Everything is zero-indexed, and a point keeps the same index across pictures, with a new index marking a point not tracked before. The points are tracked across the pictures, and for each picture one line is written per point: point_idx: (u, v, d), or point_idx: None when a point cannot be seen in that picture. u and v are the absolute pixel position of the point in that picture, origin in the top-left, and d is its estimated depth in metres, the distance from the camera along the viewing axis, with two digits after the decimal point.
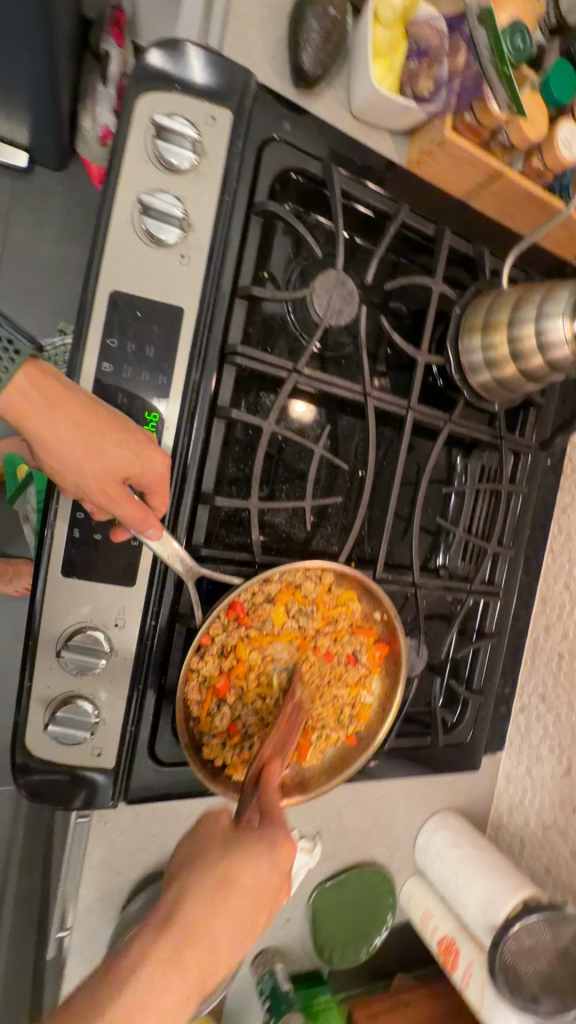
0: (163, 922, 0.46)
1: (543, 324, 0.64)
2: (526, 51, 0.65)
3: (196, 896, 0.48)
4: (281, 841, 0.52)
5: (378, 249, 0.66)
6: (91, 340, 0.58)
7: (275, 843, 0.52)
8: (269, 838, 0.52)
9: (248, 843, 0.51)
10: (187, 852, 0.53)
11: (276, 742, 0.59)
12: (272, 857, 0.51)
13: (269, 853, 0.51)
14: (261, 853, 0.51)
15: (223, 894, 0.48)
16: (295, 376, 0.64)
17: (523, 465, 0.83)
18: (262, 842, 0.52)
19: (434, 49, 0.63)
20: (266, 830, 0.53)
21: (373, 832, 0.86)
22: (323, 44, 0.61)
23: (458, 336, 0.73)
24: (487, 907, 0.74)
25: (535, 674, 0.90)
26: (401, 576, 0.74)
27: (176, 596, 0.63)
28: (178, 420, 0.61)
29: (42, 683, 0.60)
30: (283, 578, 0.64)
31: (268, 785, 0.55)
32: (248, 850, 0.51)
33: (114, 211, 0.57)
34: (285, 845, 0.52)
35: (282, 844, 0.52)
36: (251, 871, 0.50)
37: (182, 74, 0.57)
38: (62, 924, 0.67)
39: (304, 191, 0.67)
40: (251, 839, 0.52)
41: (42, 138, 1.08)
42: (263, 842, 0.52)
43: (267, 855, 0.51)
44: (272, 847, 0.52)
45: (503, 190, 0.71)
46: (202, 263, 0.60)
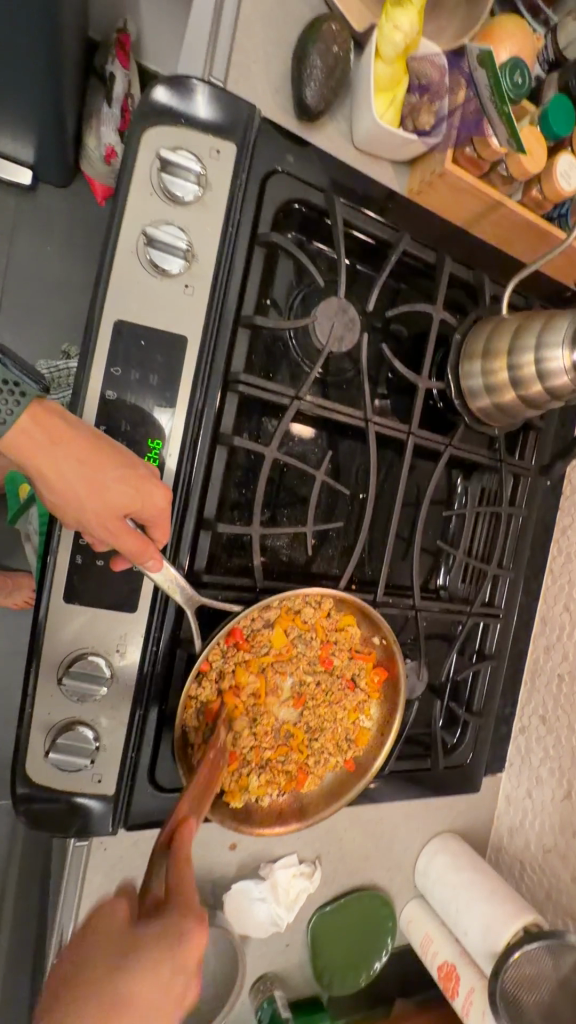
0: None
1: (542, 353, 0.65)
2: (524, 88, 0.66)
3: None
4: (187, 933, 0.40)
5: (379, 279, 0.67)
6: (96, 368, 0.58)
7: (181, 929, 0.40)
8: (173, 930, 0.40)
9: (143, 949, 0.38)
10: (55, 1011, 0.35)
11: (192, 799, 0.55)
12: (174, 962, 0.38)
13: (171, 951, 0.38)
14: (159, 968, 0.38)
15: None
16: (296, 403, 0.64)
17: (523, 487, 0.83)
18: (161, 944, 0.39)
19: (434, 86, 0.65)
20: (172, 918, 0.41)
21: (373, 856, 0.86)
22: (326, 80, 0.62)
23: (458, 363, 0.74)
24: (487, 934, 0.74)
25: (535, 696, 0.90)
26: (402, 599, 0.74)
27: (176, 622, 0.63)
28: (181, 444, 0.61)
29: (43, 710, 0.60)
30: (283, 604, 0.64)
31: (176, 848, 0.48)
32: (146, 962, 0.38)
33: (119, 244, 0.58)
34: (192, 937, 0.39)
35: (186, 937, 0.40)
36: (145, 972, 0.37)
37: (187, 110, 0.58)
38: (60, 952, 0.66)
39: (307, 221, 0.68)
40: (147, 941, 0.39)
41: (46, 159, 1.10)
42: (157, 949, 0.38)
43: (169, 959, 0.38)
44: (171, 951, 0.38)
45: (503, 218, 0.72)
46: (206, 292, 0.61)
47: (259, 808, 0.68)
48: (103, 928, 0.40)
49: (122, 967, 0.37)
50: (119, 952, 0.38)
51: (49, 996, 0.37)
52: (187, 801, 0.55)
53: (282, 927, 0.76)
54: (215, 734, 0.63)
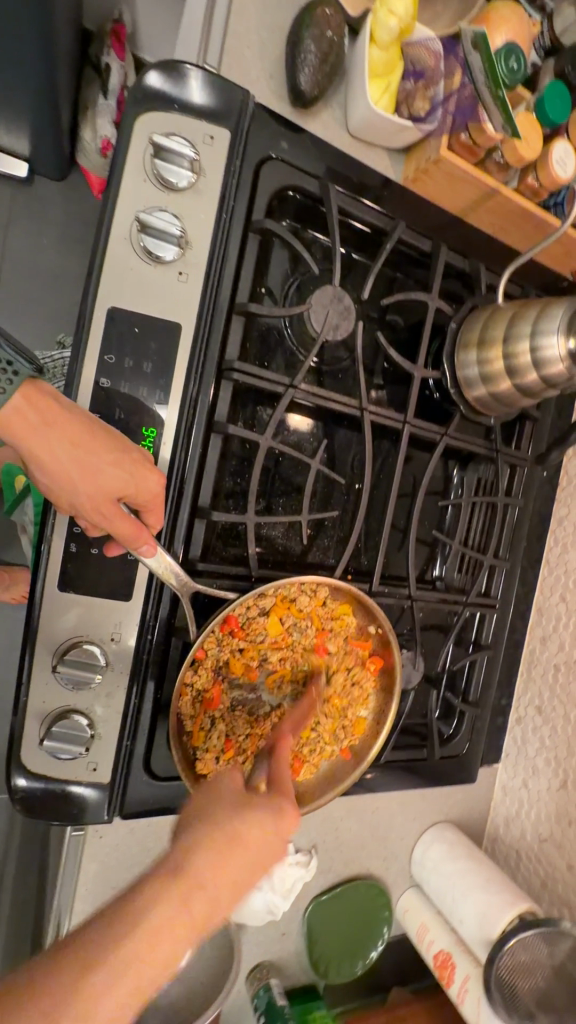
0: (161, 871, 0.42)
1: (538, 342, 0.64)
2: (520, 73, 0.66)
3: (191, 871, 0.42)
4: (286, 809, 0.49)
5: (374, 266, 0.67)
6: (89, 355, 0.58)
7: (283, 809, 0.48)
8: (277, 809, 0.48)
9: (259, 804, 0.48)
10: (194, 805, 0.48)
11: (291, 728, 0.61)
12: (278, 824, 0.47)
13: (273, 813, 0.47)
14: (267, 818, 0.47)
15: (228, 855, 0.43)
16: (291, 391, 0.64)
17: (519, 478, 0.83)
18: (272, 807, 0.48)
19: (429, 72, 0.64)
20: (274, 798, 0.49)
21: (369, 845, 0.86)
22: (320, 66, 0.62)
23: (453, 352, 0.73)
24: (482, 921, 0.74)
25: (531, 686, 0.91)
26: (398, 589, 0.74)
27: (171, 610, 0.63)
28: (176, 432, 0.61)
29: (37, 698, 0.60)
30: (278, 592, 0.64)
31: (277, 753, 0.56)
32: (257, 809, 0.47)
33: (112, 229, 0.57)
34: (290, 812, 0.48)
35: (285, 812, 0.48)
36: (254, 830, 0.45)
37: (180, 95, 0.58)
38: (57, 940, 0.66)
39: (302, 209, 0.68)
40: (259, 802, 0.48)
41: (42, 151, 1.10)
42: (269, 806, 0.48)
43: (274, 821, 0.47)
44: (275, 811, 0.48)
45: (499, 206, 0.72)
46: (200, 279, 0.60)
47: None
48: (226, 789, 0.49)
49: (239, 819, 0.46)
50: (239, 800, 0.48)
51: (188, 814, 0.47)
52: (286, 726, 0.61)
53: (277, 917, 0.76)
54: (313, 687, 0.67)
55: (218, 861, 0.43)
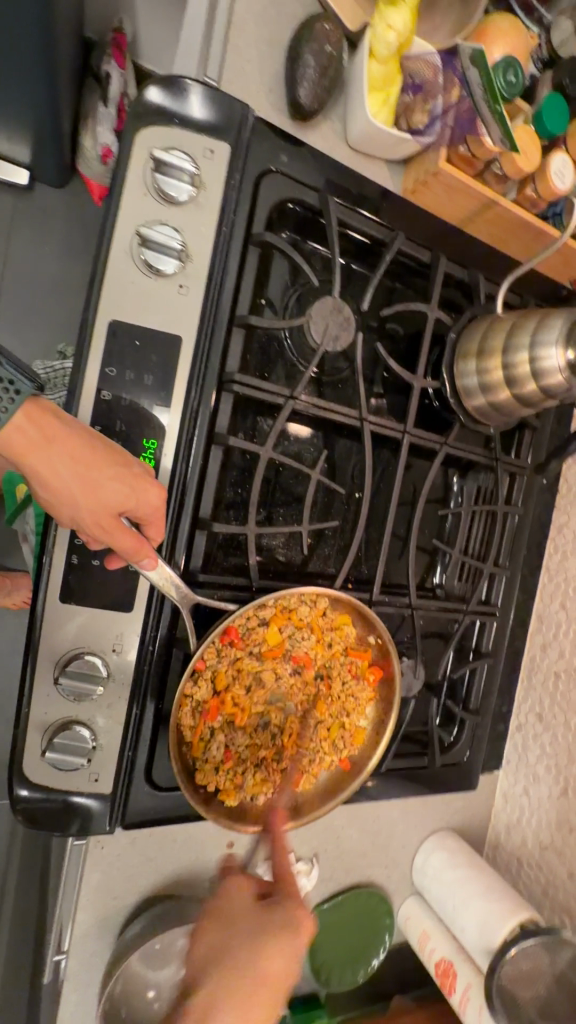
0: (197, 1008, 0.53)
1: (537, 352, 0.65)
2: (518, 87, 0.66)
3: (235, 960, 0.56)
4: (300, 921, 0.58)
5: (374, 278, 0.67)
6: (91, 367, 0.58)
7: (292, 915, 0.59)
8: (287, 917, 0.59)
9: (271, 916, 0.59)
10: (220, 924, 0.59)
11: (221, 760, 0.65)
12: (296, 939, 0.57)
13: (292, 936, 0.57)
14: (286, 941, 0.57)
15: (233, 987, 0.54)
16: (292, 403, 0.64)
17: (518, 486, 0.83)
18: (284, 921, 0.58)
19: (428, 84, 0.65)
20: (283, 904, 0.60)
21: (370, 853, 0.86)
22: (319, 79, 0.62)
23: (453, 362, 0.73)
24: (483, 930, 0.74)
25: (532, 693, 0.91)
26: (398, 598, 0.75)
27: (172, 621, 0.63)
28: (177, 443, 0.62)
29: (39, 709, 0.61)
30: (278, 603, 0.64)
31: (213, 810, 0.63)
32: (274, 930, 0.57)
33: (113, 244, 0.58)
34: (305, 919, 0.58)
35: (300, 922, 0.58)
36: (272, 952, 0.56)
37: (181, 109, 0.58)
38: (59, 950, 0.67)
39: (301, 220, 0.68)
40: (275, 912, 0.59)
41: (43, 160, 1.10)
42: (285, 922, 0.58)
43: (292, 936, 0.57)
44: (291, 926, 0.58)
45: (497, 216, 0.72)
46: (200, 292, 0.61)
47: (254, 805, 0.68)
48: (241, 904, 0.61)
49: (265, 939, 0.57)
50: (259, 921, 0.58)
51: (211, 944, 0.58)
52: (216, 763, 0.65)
53: None
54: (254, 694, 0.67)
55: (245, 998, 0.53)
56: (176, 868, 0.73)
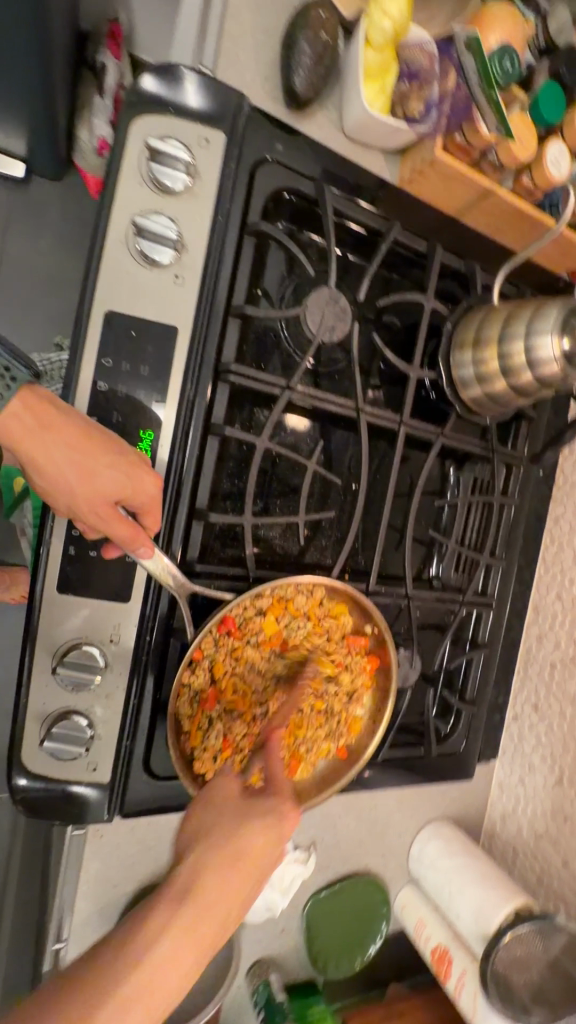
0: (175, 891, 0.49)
1: (533, 342, 0.65)
2: (514, 74, 0.66)
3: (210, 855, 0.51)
4: (286, 807, 0.56)
5: (370, 268, 0.67)
6: (86, 358, 0.58)
7: (279, 806, 0.56)
8: (275, 805, 0.56)
9: (256, 809, 0.55)
10: (199, 816, 0.55)
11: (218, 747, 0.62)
12: (281, 825, 0.55)
13: (274, 819, 0.55)
14: (269, 824, 0.54)
15: (230, 862, 0.51)
16: (288, 393, 0.64)
17: (515, 477, 0.84)
18: (269, 811, 0.55)
19: (423, 71, 0.64)
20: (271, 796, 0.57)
21: (367, 842, 0.87)
22: (315, 68, 0.62)
23: (449, 352, 0.74)
24: (478, 916, 0.75)
25: (528, 684, 0.91)
26: (395, 588, 0.75)
27: (169, 612, 0.63)
28: (173, 434, 0.62)
29: (37, 699, 0.61)
30: (275, 592, 0.64)
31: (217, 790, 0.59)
32: (256, 817, 0.54)
33: (109, 233, 0.57)
34: (289, 811, 0.56)
35: (286, 813, 0.56)
36: (258, 830, 0.54)
37: (175, 97, 0.58)
38: (58, 937, 0.67)
39: (297, 210, 0.68)
40: (261, 806, 0.56)
41: (39, 152, 1.10)
42: (269, 809, 0.55)
43: (274, 820, 0.55)
44: (273, 812, 0.55)
45: (494, 207, 0.72)
46: (196, 282, 0.61)
47: None
48: (224, 794, 0.57)
49: (244, 829, 0.53)
50: (241, 810, 0.55)
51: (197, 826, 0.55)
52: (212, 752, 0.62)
53: (276, 914, 0.77)
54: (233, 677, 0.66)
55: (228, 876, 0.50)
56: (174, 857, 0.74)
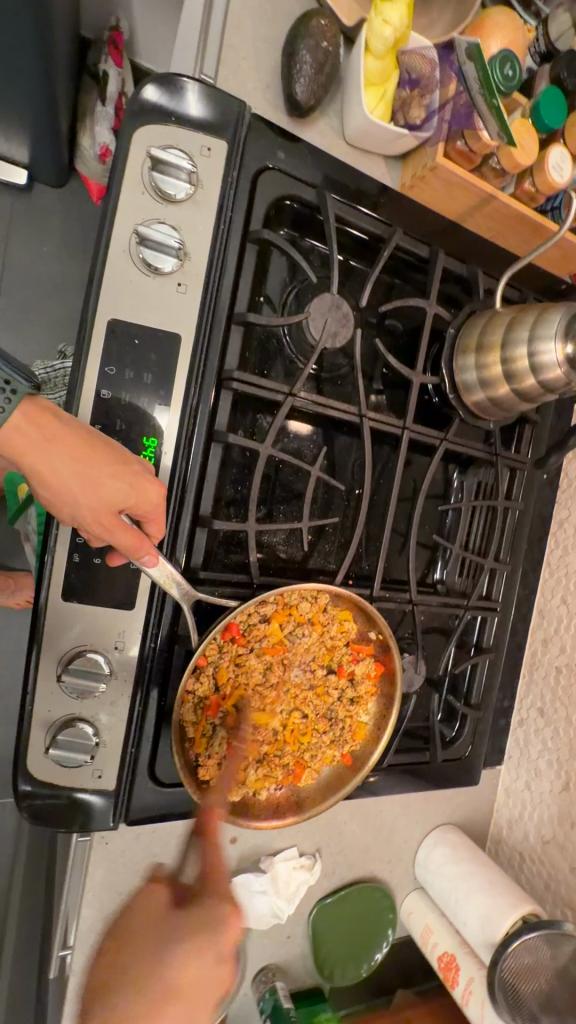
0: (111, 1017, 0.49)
1: (535, 348, 0.65)
2: (515, 80, 0.65)
3: (140, 974, 0.51)
4: (227, 917, 0.55)
5: (372, 274, 0.67)
6: (90, 367, 0.59)
7: (220, 916, 0.55)
8: (206, 937, 0.53)
9: (196, 913, 0.55)
10: (126, 929, 0.55)
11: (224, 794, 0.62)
12: (218, 942, 0.54)
13: (219, 931, 0.54)
14: (210, 940, 0.53)
15: (172, 999, 0.50)
16: (291, 400, 0.64)
17: (519, 481, 0.84)
18: (205, 923, 0.54)
19: (424, 79, 0.65)
20: (202, 914, 0.55)
21: (373, 848, 0.87)
22: (316, 76, 0.62)
23: (452, 357, 0.73)
24: (486, 924, 0.74)
25: (533, 688, 0.91)
26: (399, 594, 0.75)
27: (174, 618, 0.64)
28: (176, 441, 0.62)
29: (43, 706, 0.61)
30: (279, 599, 0.64)
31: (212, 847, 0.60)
32: (200, 934, 0.53)
33: (111, 242, 0.58)
34: (232, 913, 0.55)
35: (228, 926, 0.54)
36: (196, 965, 0.52)
37: (177, 107, 0.58)
38: (64, 945, 0.67)
39: (299, 217, 0.68)
40: (198, 915, 0.55)
41: (41, 159, 1.10)
42: (213, 917, 0.55)
43: (219, 930, 0.54)
44: (217, 924, 0.54)
45: (496, 211, 0.72)
46: (199, 290, 0.61)
47: (256, 800, 0.69)
48: (154, 903, 0.57)
49: (174, 951, 0.52)
50: (173, 923, 0.54)
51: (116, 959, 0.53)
52: (221, 796, 0.62)
53: (282, 920, 0.76)
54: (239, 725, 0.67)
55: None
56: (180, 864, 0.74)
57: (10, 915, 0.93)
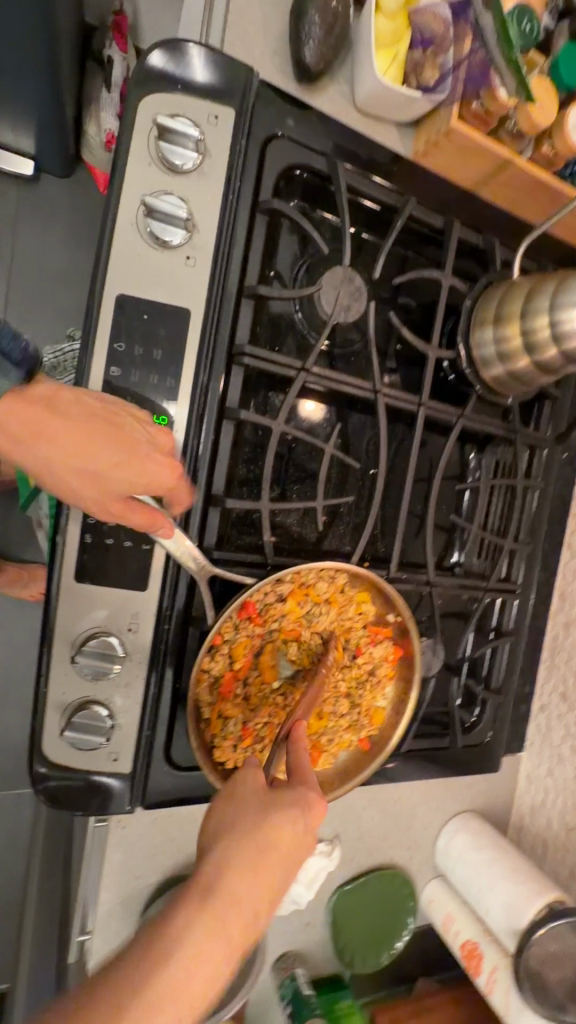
0: (197, 889, 0.45)
1: (558, 314, 0.62)
2: (533, 36, 0.65)
3: (231, 854, 0.48)
4: (312, 793, 0.54)
5: (385, 245, 0.65)
6: (98, 345, 0.57)
7: (306, 798, 0.53)
8: (300, 797, 0.53)
9: (284, 800, 0.53)
10: (222, 816, 0.52)
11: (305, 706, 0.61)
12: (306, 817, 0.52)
13: (304, 811, 0.52)
14: (297, 816, 0.52)
15: (258, 866, 0.47)
16: (303, 375, 0.63)
17: (539, 459, 0.81)
18: (294, 800, 0.53)
19: (438, 39, 0.62)
20: (294, 788, 0.54)
21: (392, 835, 0.85)
22: (325, 38, 0.60)
23: (468, 330, 0.71)
24: (509, 912, 0.73)
25: (555, 673, 0.89)
26: (416, 574, 0.73)
27: (188, 598, 0.63)
28: (187, 419, 0.60)
29: (57, 689, 0.60)
30: (295, 578, 0.63)
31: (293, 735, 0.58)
32: (286, 809, 0.52)
33: (118, 214, 0.57)
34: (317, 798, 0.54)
35: (312, 805, 0.53)
36: (286, 821, 0.51)
37: (183, 74, 0.57)
38: (83, 930, 0.68)
39: (310, 188, 0.66)
40: (287, 796, 0.53)
41: (47, 148, 1.09)
42: (297, 802, 0.53)
43: (303, 817, 0.52)
44: (304, 805, 0.53)
45: (513, 178, 0.70)
46: (208, 264, 0.59)
47: None
48: (249, 787, 0.54)
49: (273, 813, 0.51)
50: (265, 805, 0.52)
51: (224, 820, 0.52)
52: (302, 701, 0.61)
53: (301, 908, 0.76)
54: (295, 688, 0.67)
55: (258, 869, 0.47)
56: (197, 850, 0.73)
57: (29, 903, 0.93)
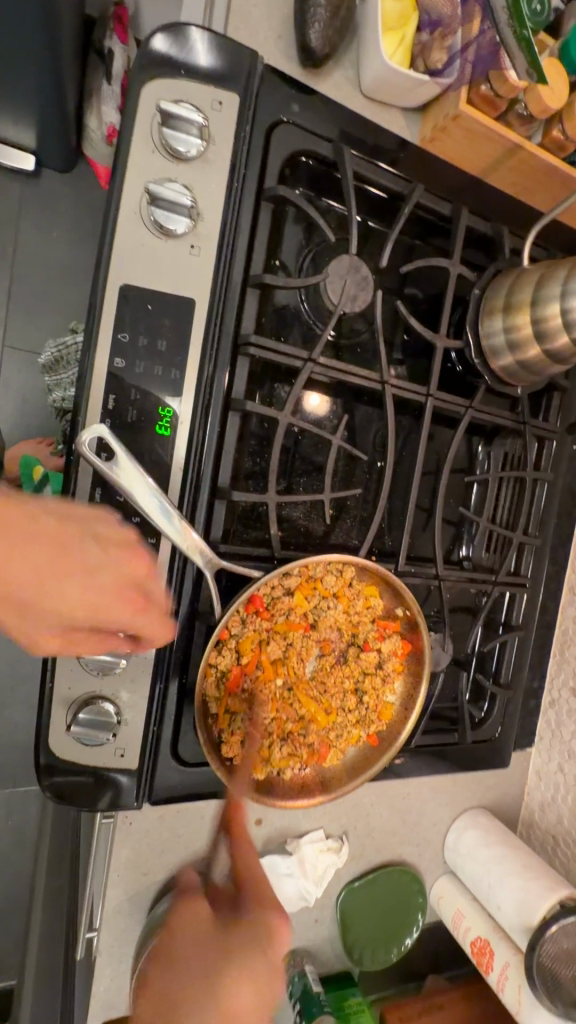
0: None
1: (570, 301, 0.61)
2: (543, 16, 0.66)
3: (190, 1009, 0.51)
4: (275, 920, 0.58)
5: (393, 232, 0.64)
6: (102, 336, 0.57)
7: (267, 928, 0.57)
8: (259, 934, 0.57)
9: (239, 941, 0.56)
10: (176, 961, 0.56)
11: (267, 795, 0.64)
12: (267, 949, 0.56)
13: (262, 955, 0.55)
14: (256, 955, 0.55)
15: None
16: (310, 366, 0.62)
17: (547, 451, 0.80)
18: (253, 933, 0.57)
19: (446, 19, 0.60)
20: (250, 922, 0.58)
21: (401, 831, 0.85)
22: (331, 19, 0.59)
23: (477, 319, 0.70)
24: (521, 909, 0.72)
25: (565, 668, 0.88)
26: (424, 568, 0.72)
27: (194, 593, 0.62)
28: (192, 411, 0.60)
29: (63, 684, 0.60)
30: (303, 571, 0.63)
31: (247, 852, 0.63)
32: (244, 953, 0.55)
33: (121, 203, 0.56)
34: (277, 921, 0.58)
35: (273, 932, 0.57)
36: (240, 991, 0.53)
37: (187, 58, 0.56)
38: (90, 926, 0.67)
39: (315, 175, 0.65)
40: (241, 926, 0.57)
41: (48, 143, 1.08)
42: (255, 939, 0.56)
43: (262, 950, 0.56)
44: (264, 937, 0.57)
45: (523, 162, 0.68)
46: (213, 252, 0.58)
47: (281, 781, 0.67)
48: (196, 922, 0.59)
49: (230, 946, 0.55)
50: (224, 946, 0.56)
51: (174, 959, 0.56)
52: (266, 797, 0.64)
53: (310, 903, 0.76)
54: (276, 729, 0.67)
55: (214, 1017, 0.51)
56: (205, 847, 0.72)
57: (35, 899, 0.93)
